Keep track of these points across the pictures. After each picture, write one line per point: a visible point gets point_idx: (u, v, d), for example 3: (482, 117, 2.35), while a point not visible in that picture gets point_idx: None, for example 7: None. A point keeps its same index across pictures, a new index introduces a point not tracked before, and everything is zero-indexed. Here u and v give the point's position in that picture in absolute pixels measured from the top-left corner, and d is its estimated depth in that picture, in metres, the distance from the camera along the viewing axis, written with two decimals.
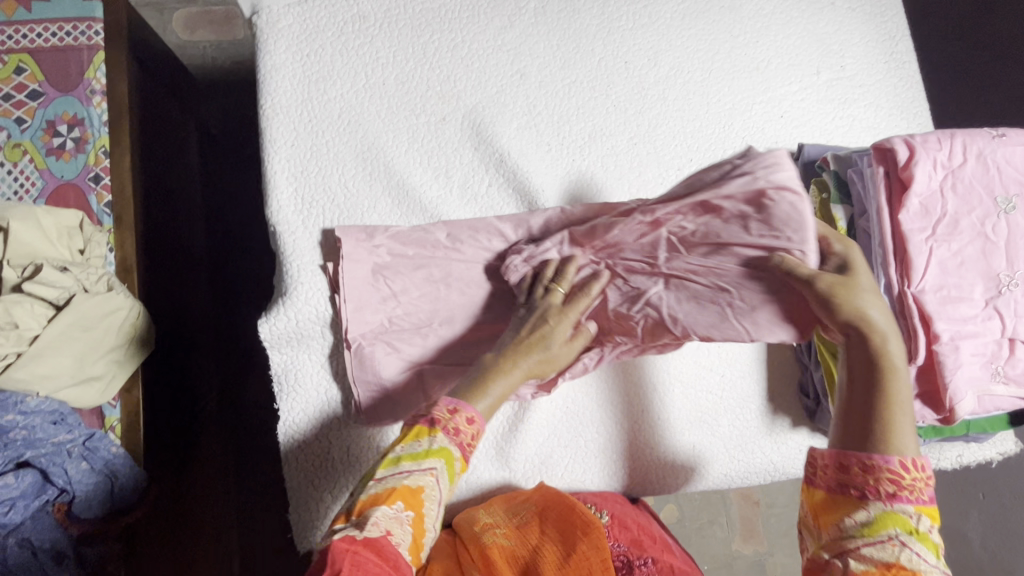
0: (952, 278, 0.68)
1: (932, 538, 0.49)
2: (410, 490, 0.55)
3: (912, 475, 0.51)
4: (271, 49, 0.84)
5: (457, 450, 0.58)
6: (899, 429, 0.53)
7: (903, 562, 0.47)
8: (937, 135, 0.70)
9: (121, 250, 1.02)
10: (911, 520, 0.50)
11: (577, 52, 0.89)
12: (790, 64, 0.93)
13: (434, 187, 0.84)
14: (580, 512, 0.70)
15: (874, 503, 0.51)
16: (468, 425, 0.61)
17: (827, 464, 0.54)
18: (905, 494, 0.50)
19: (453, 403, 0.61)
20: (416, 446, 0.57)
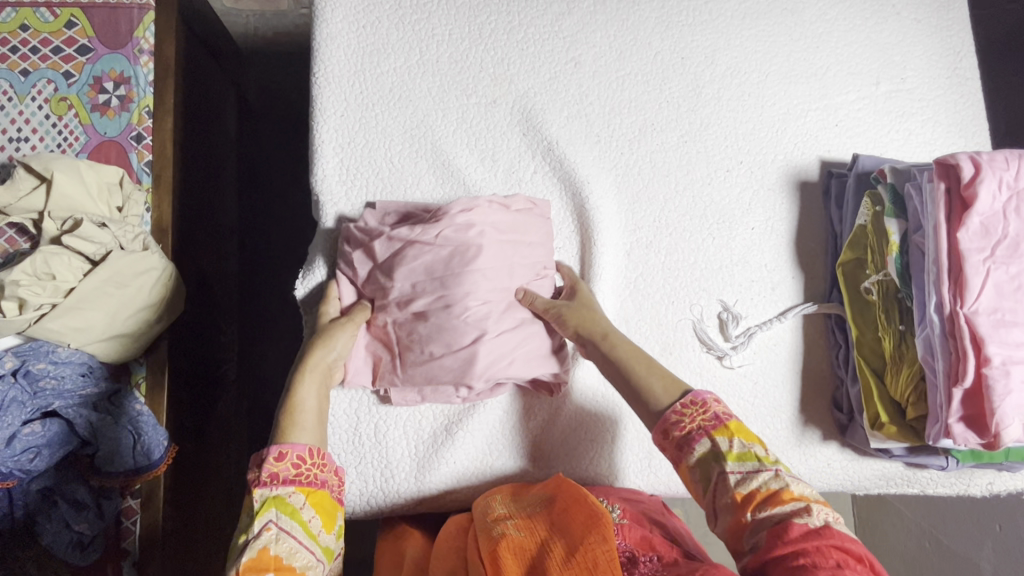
0: (1007, 302, 0.66)
1: (736, 449, 0.62)
2: (267, 552, 0.55)
3: (690, 411, 0.65)
4: (328, 17, 0.84)
5: (285, 489, 0.59)
6: (655, 387, 0.69)
7: (742, 489, 0.60)
8: (1004, 154, 0.68)
9: (157, 211, 1.03)
10: (714, 450, 0.63)
11: (634, 44, 0.88)
12: (848, 73, 0.91)
13: (480, 170, 0.83)
14: (592, 505, 0.68)
15: (692, 457, 0.64)
16: (283, 461, 0.60)
17: (659, 442, 0.67)
18: (697, 432, 0.64)
19: (277, 449, 0.60)
20: (267, 504, 0.58)
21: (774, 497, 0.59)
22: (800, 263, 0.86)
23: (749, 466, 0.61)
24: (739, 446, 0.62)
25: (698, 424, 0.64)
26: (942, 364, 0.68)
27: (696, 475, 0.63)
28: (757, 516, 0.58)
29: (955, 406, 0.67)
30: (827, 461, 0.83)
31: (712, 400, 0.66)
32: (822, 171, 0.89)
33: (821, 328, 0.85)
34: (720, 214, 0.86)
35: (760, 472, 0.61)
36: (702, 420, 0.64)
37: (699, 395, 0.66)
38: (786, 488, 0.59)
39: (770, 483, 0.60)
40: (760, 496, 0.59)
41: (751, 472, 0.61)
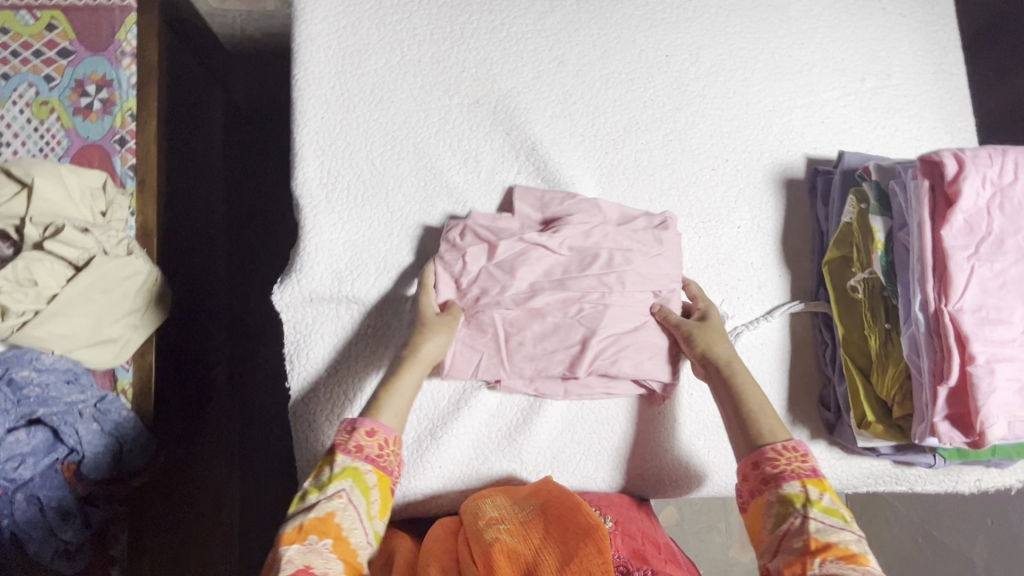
0: (991, 299, 0.66)
1: (825, 502, 0.60)
2: (319, 520, 0.57)
3: (786, 454, 0.64)
4: (307, 18, 0.83)
5: (363, 465, 0.61)
6: (772, 425, 0.67)
7: (817, 537, 0.57)
8: (988, 150, 0.68)
9: (142, 216, 1.01)
10: (805, 495, 0.60)
11: (618, 42, 0.87)
12: (834, 69, 0.90)
13: (463, 171, 0.82)
14: (586, 514, 0.68)
15: (776, 494, 0.61)
16: (372, 439, 0.63)
17: (743, 472, 0.65)
18: (790, 473, 0.62)
19: (352, 421, 0.64)
20: (323, 476, 0.60)
21: (846, 556, 0.55)
22: (787, 260, 0.86)
23: (833, 521, 0.59)
24: (829, 500, 0.60)
25: (794, 469, 0.62)
26: (927, 362, 0.68)
27: (772, 513, 0.61)
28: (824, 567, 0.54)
29: (941, 405, 0.66)
30: (815, 459, 0.83)
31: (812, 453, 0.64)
32: (808, 169, 0.88)
33: (807, 326, 0.85)
34: (706, 213, 0.85)
35: (843, 532, 0.58)
36: (799, 466, 0.62)
37: (801, 443, 0.64)
38: (864, 554, 0.56)
39: (849, 543, 0.57)
40: (837, 550, 0.56)
41: (835, 527, 0.58)
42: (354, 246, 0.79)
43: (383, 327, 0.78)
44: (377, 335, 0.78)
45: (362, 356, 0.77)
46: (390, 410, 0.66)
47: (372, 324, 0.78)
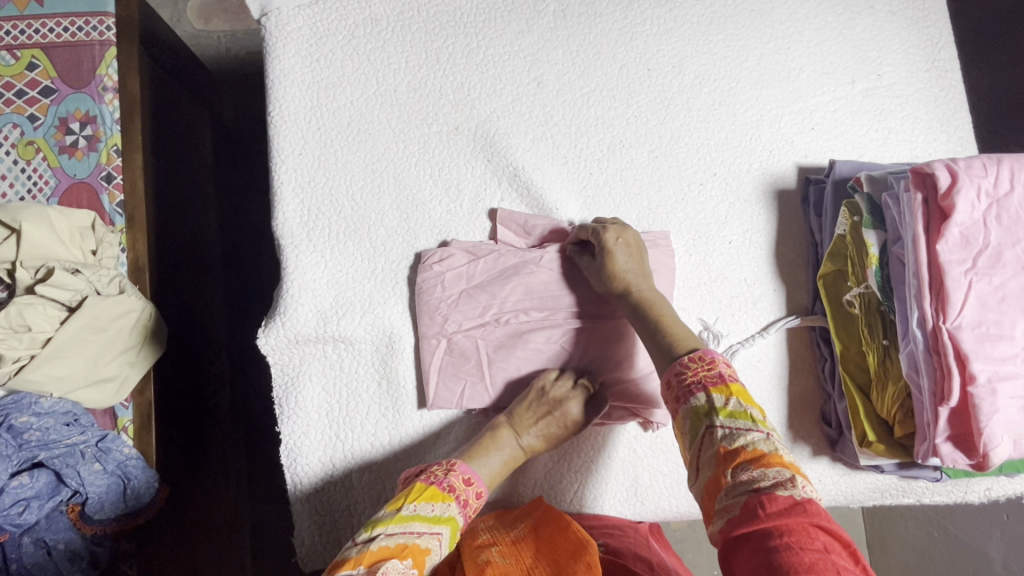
0: (992, 314, 0.63)
1: (731, 406, 0.59)
2: (419, 549, 0.61)
3: (696, 364, 0.63)
4: (280, 53, 0.82)
5: (461, 519, 0.66)
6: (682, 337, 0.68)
7: (727, 444, 0.56)
8: (982, 159, 0.65)
9: (133, 250, 1.00)
10: (709, 403, 0.59)
11: (598, 58, 0.85)
12: (822, 73, 0.88)
13: (446, 201, 0.81)
14: (574, 532, 0.67)
15: (687, 404, 0.61)
16: (476, 499, 0.68)
17: (664, 381, 0.65)
18: (697, 384, 0.61)
19: (469, 474, 0.68)
20: (428, 509, 0.64)
21: (758, 461, 0.54)
22: (781, 273, 0.84)
23: (740, 424, 0.58)
24: (735, 404, 0.59)
25: (701, 377, 0.61)
26: (927, 381, 0.66)
27: (685, 424, 0.61)
28: (736, 476, 0.54)
29: (942, 426, 0.64)
30: (818, 476, 0.81)
31: (721, 361, 0.63)
32: (799, 178, 0.86)
33: (805, 341, 0.83)
34: (696, 230, 0.83)
35: (750, 433, 0.57)
36: (707, 374, 0.61)
37: (710, 353, 0.64)
38: (774, 453, 0.55)
39: (758, 444, 0.56)
40: (745, 454, 0.55)
41: (741, 430, 0.57)
42: (338, 285, 0.78)
43: (372, 366, 0.77)
44: (367, 373, 0.77)
45: (353, 395, 0.76)
46: (491, 469, 0.71)
47: (361, 363, 0.77)
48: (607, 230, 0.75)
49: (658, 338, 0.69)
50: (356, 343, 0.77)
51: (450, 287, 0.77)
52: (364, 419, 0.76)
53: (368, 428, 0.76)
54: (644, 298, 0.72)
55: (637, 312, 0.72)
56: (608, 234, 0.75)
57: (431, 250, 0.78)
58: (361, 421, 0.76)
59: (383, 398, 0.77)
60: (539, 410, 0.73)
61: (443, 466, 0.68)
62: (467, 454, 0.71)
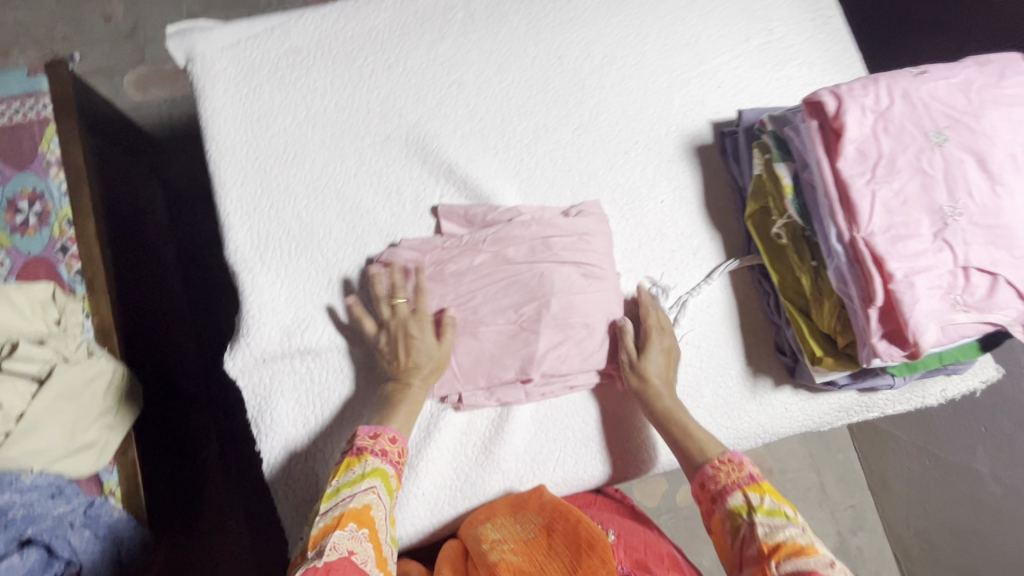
0: (897, 216, 0.69)
1: (766, 505, 0.66)
2: (356, 511, 0.64)
3: (726, 467, 0.71)
4: (209, 94, 0.86)
5: (388, 467, 0.70)
6: (703, 442, 0.75)
7: (768, 540, 0.63)
8: (862, 81, 0.72)
9: (98, 315, 1.02)
10: (747, 501, 0.67)
11: (510, 54, 0.91)
12: (718, 36, 0.95)
13: (389, 206, 0.85)
14: (586, 526, 0.73)
15: (724, 508, 0.68)
16: (393, 445, 0.72)
17: (696, 484, 0.73)
18: (731, 486, 0.69)
19: (372, 428, 0.71)
20: (349, 474, 0.67)
21: (798, 551, 0.60)
22: (715, 223, 0.89)
23: (776, 521, 0.64)
24: (770, 502, 0.66)
25: (733, 479, 0.70)
26: (854, 289, 0.71)
27: (725, 523, 0.68)
28: (780, 566, 0.59)
29: (874, 326, 0.69)
30: (783, 405, 0.85)
31: (748, 461, 0.72)
32: (715, 133, 0.92)
33: (748, 281, 0.88)
34: (629, 195, 0.88)
35: (788, 528, 0.63)
36: (738, 476, 0.70)
37: (737, 455, 0.72)
38: (811, 544, 0.61)
39: (796, 538, 0.62)
40: (785, 548, 0.61)
41: (779, 526, 0.64)
42: (297, 301, 0.80)
43: (342, 372, 0.80)
44: (337, 379, 0.79)
45: (327, 404, 0.79)
46: (401, 419, 0.74)
47: (330, 371, 0.79)
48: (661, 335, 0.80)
49: (683, 449, 0.75)
50: (322, 353, 0.79)
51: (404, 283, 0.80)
52: (341, 424, 0.78)
53: (347, 433, 0.78)
54: (671, 415, 0.77)
55: (660, 421, 0.77)
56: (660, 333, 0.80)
57: (382, 253, 0.82)
58: (339, 427, 0.78)
59: (357, 401, 0.79)
60: (397, 343, 0.76)
61: (350, 439, 0.72)
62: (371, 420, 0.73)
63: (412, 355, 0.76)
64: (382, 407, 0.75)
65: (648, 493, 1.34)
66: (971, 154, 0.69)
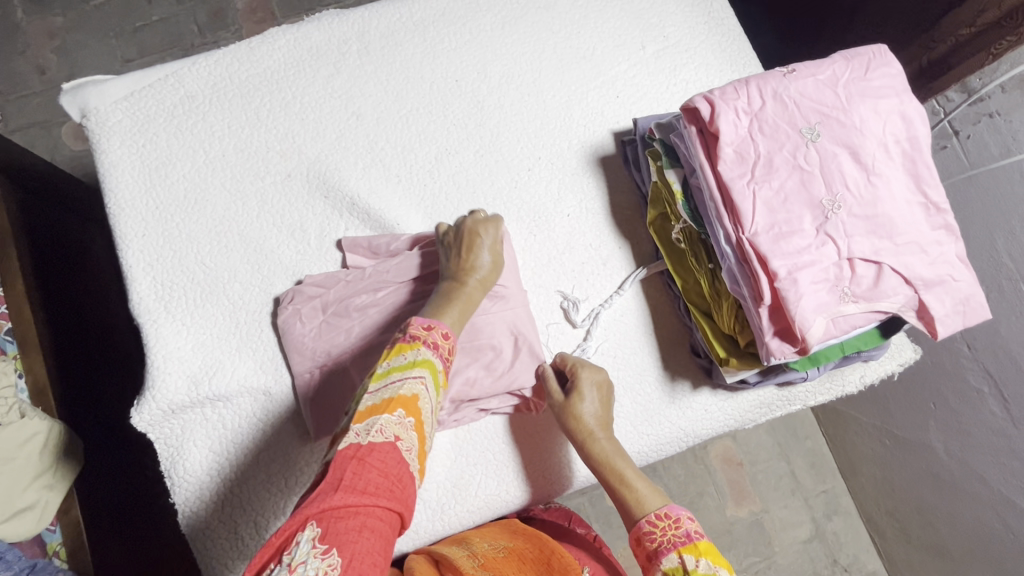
0: (779, 214, 0.70)
1: (701, 568, 0.63)
2: (406, 398, 0.61)
3: (661, 524, 0.68)
4: (105, 148, 0.86)
5: (437, 361, 0.67)
6: (639, 490, 0.73)
7: None
8: (734, 84, 0.73)
9: (31, 374, 1.04)
10: (682, 563, 0.64)
11: (407, 81, 0.92)
12: (614, 46, 0.96)
13: (294, 244, 0.85)
14: (565, 558, 0.72)
15: (659, 569, 0.65)
16: (445, 340, 0.69)
17: (635, 539, 0.70)
18: (666, 545, 0.66)
19: (428, 321, 0.69)
20: (401, 358, 0.64)
21: None
22: (622, 232, 0.89)
23: None
24: (705, 565, 0.63)
25: (670, 538, 0.66)
26: (746, 289, 0.71)
27: None
28: None
29: (766, 325, 0.69)
30: (704, 407, 0.85)
31: (686, 515, 0.68)
32: (616, 142, 0.93)
33: (658, 286, 0.88)
34: (535, 211, 0.89)
35: None
36: (675, 534, 0.66)
37: (674, 510, 0.69)
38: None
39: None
40: None
41: None
42: (204, 348, 0.80)
43: (254, 415, 0.80)
44: (250, 423, 0.79)
45: (242, 449, 0.79)
46: (455, 314, 0.73)
47: (242, 415, 0.79)
48: (582, 375, 0.79)
49: (619, 496, 0.74)
50: (233, 398, 0.79)
51: (310, 322, 0.80)
52: (258, 468, 0.78)
53: (264, 476, 0.78)
54: (600, 457, 0.75)
55: (596, 466, 0.76)
56: (584, 375, 0.79)
57: (286, 292, 0.82)
58: (254, 472, 0.78)
59: (272, 442, 0.79)
60: (463, 243, 0.78)
61: (401, 329, 0.68)
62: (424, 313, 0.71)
63: (474, 254, 0.77)
64: (439, 300, 0.74)
65: None
66: (845, 147, 0.70)
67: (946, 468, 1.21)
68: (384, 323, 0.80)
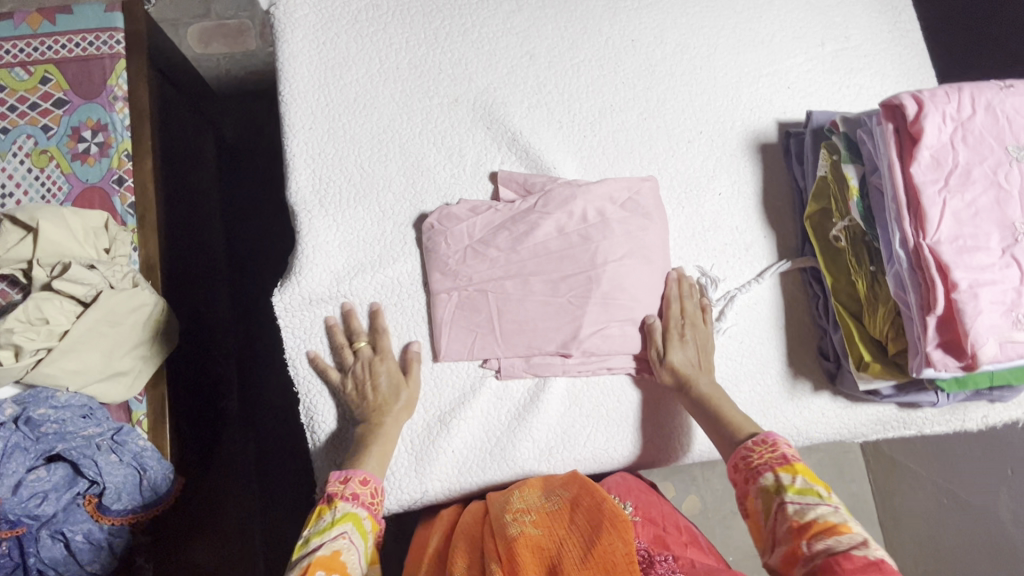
0: (967, 228, 0.68)
1: (799, 485, 0.65)
2: (326, 557, 0.61)
3: (759, 447, 0.70)
4: (288, 39, 0.88)
5: (360, 510, 0.68)
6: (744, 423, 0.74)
7: (798, 518, 0.62)
8: (944, 89, 0.71)
9: (145, 249, 1.02)
10: (777, 482, 0.66)
11: (584, 32, 0.91)
12: (793, 37, 0.94)
13: (450, 166, 0.86)
14: (611, 504, 0.67)
15: (757, 487, 0.67)
16: (365, 486, 0.70)
17: (732, 464, 0.72)
18: (764, 465, 0.68)
19: (345, 473, 0.70)
20: (320, 523, 0.66)
21: (829, 529, 0.59)
22: (770, 222, 0.88)
23: (809, 499, 0.63)
24: (802, 482, 0.65)
25: (767, 460, 0.68)
26: (913, 296, 0.70)
27: (760, 503, 0.67)
28: (812, 545, 0.58)
29: (931, 334, 0.68)
30: (821, 410, 0.84)
31: (784, 442, 0.70)
32: (780, 133, 0.91)
33: (797, 282, 0.87)
34: (687, 183, 0.88)
35: (819, 507, 0.62)
36: (771, 456, 0.68)
37: (772, 436, 0.71)
38: (844, 522, 0.60)
39: (828, 516, 0.61)
40: (816, 525, 0.60)
41: (810, 506, 0.62)
42: (350, 247, 0.82)
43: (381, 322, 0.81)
44: (378, 331, 0.81)
45: None
46: (374, 460, 0.72)
47: (370, 321, 0.81)
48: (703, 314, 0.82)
49: (721, 422, 0.75)
50: (366, 302, 0.81)
51: (455, 244, 0.81)
52: None
53: None
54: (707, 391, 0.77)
55: (699, 404, 0.77)
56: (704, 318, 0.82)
57: (435, 211, 0.82)
58: None
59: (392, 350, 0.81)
60: (359, 387, 0.76)
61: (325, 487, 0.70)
62: (345, 461, 0.72)
63: (377, 390, 0.76)
64: (353, 447, 0.73)
65: None
66: None
67: (1008, 538, 1.13)
68: (529, 261, 0.81)
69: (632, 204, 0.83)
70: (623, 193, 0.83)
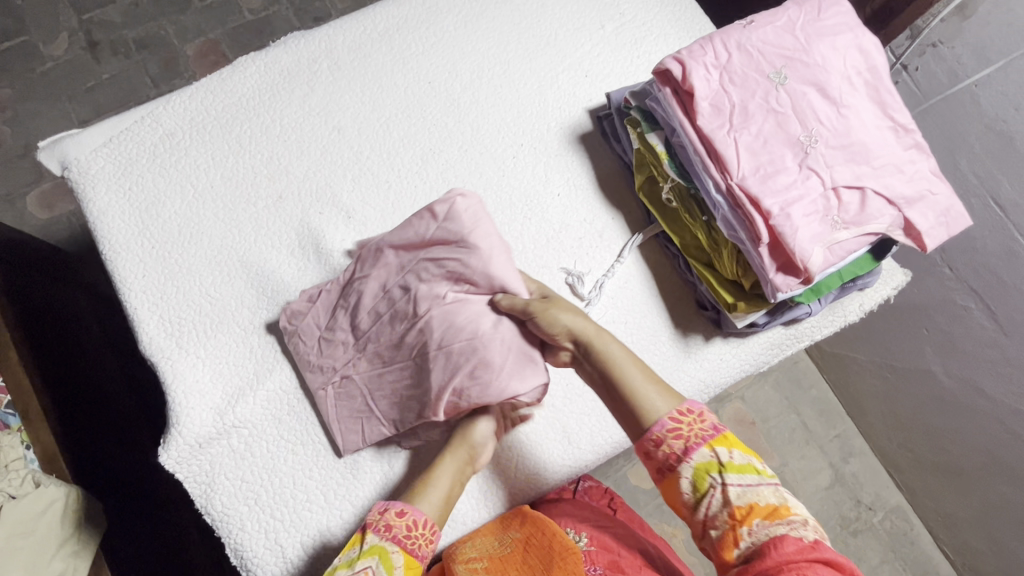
0: (762, 156, 0.73)
1: (734, 459, 0.63)
2: None
3: (686, 420, 0.65)
4: (92, 196, 0.85)
5: (390, 545, 0.67)
6: (650, 397, 0.67)
7: (739, 501, 0.60)
8: (699, 43, 0.76)
9: (40, 443, 0.92)
10: (715, 459, 0.63)
11: (382, 90, 0.93)
12: (575, 30, 0.99)
13: (295, 263, 0.86)
14: (559, 537, 0.71)
15: (689, 467, 0.63)
16: (405, 522, 0.69)
17: (643, 447, 0.67)
18: (694, 441, 0.64)
19: (384, 504, 0.71)
20: (350, 554, 0.67)
21: (770, 514, 0.59)
22: (612, 202, 0.92)
23: (748, 479, 0.62)
24: (739, 457, 0.63)
25: (697, 433, 0.64)
26: (743, 232, 0.74)
27: (689, 483, 0.63)
28: (753, 534, 0.58)
29: (768, 262, 0.72)
30: (718, 356, 0.88)
31: (709, 409, 0.67)
32: (592, 119, 0.96)
33: (655, 249, 0.91)
34: (526, 195, 0.91)
35: (758, 485, 0.61)
36: (700, 428, 0.64)
37: (694, 404, 0.67)
38: (784, 504, 0.60)
39: (768, 497, 0.60)
40: (759, 510, 0.60)
41: (751, 485, 0.61)
42: (221, 377, 0.80)
43: (278, 438, 0.80)
44: (278, 447, 0.79)
45: (272, 473, 0.78)
46: (435, 497, 0.72)
47: (266, 441, 0.79)
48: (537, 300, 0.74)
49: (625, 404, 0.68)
50: (256, 424, 0.79)
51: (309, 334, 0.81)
52: (293, 489, 0.78)
53: (298, 491, 0.78)
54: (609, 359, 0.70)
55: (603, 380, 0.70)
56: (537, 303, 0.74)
57: (282, 313, 0.82)
58: (288, 491, 0.78)
59: (298, 459, 0.79)
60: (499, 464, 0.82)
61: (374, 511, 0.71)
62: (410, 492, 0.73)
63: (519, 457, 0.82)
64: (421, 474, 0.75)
65: (643, 475, 1.32)
66: (812, 85, 0.75)
67: (946, 392, 1.18)
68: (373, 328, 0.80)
69: (446, 231, 0.75)
70: (431, 221, 0.76)
